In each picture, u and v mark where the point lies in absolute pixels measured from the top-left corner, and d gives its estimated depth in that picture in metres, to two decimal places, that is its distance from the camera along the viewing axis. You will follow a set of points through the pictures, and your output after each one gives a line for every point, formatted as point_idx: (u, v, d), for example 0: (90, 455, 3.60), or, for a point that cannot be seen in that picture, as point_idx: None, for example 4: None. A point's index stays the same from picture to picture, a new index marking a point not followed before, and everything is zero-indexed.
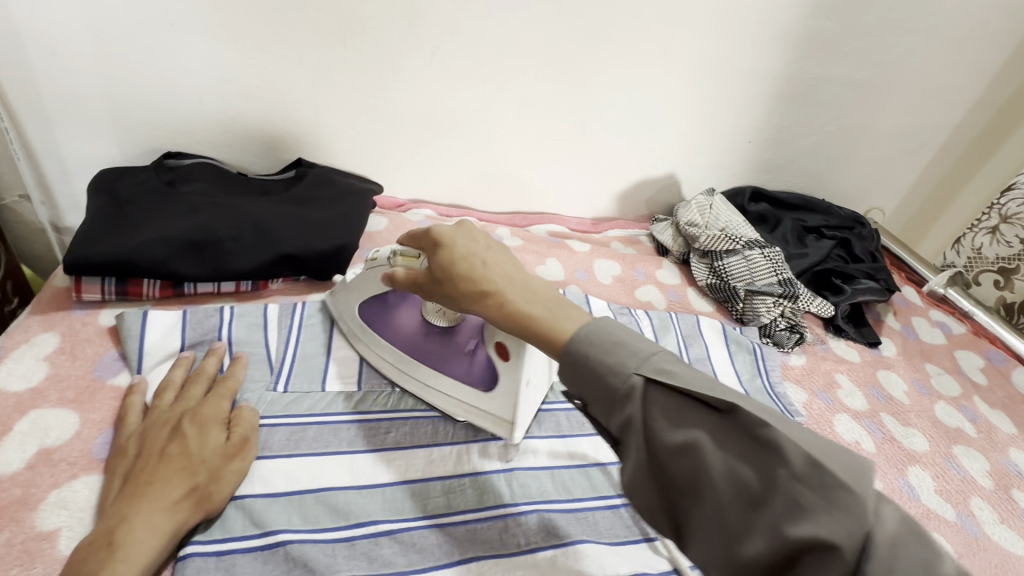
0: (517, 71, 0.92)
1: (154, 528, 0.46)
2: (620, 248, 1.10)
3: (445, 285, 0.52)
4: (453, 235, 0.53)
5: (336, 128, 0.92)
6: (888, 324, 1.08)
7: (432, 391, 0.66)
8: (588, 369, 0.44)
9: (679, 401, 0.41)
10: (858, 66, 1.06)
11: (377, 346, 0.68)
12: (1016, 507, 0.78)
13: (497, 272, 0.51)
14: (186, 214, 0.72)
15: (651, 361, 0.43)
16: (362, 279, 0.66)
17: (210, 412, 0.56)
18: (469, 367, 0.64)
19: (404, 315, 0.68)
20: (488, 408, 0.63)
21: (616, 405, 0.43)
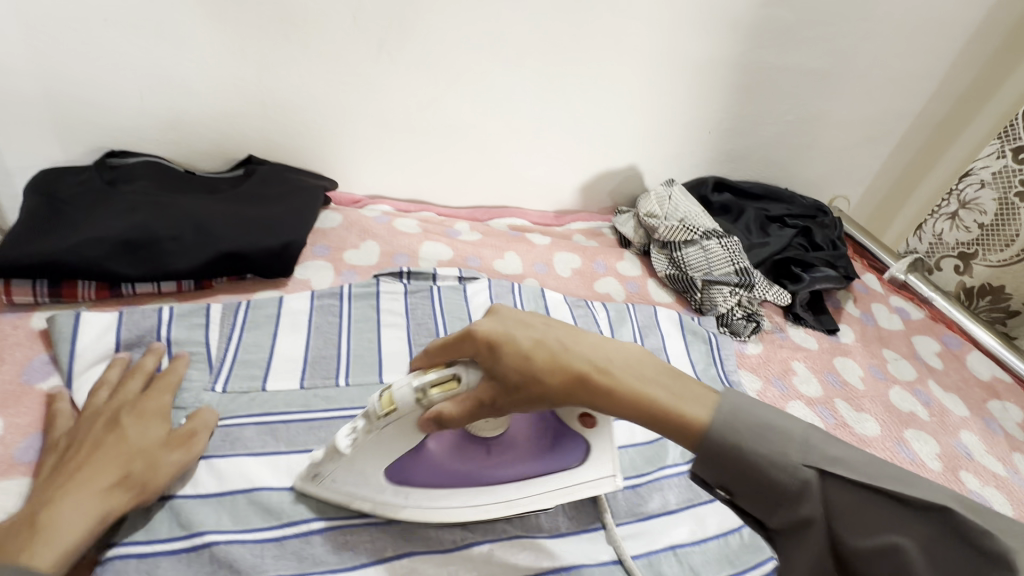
0: (468, 63, 0.91)
1: (82, 513, 0.48)
2: (581, 241, 1.09)
3: (520, 392, 0.47)
4: (505, 327, 0.49)
5: (285, 124, 0.91)
6: (848, 311, 1.08)
7: (524, 501, 0.56)
8: (751, 466, 0.44)
9: (856, 494, 0.42)
10: (812, 55, 1.06)
11: (430, 496, 0.56)
12: (962, 488, 0.79)
13: (584, 354, 0.48)
14: (124, 213, 0.71)
15: (814, 448, 0.44)
16: (377, 443, 0.52)
17: (153, 406, 0.58)
18: (544, 448, 0.58)
19: (435, 450, 0.58)
20: (581, 478, 0.57)
21: (793, 499, 0.44)
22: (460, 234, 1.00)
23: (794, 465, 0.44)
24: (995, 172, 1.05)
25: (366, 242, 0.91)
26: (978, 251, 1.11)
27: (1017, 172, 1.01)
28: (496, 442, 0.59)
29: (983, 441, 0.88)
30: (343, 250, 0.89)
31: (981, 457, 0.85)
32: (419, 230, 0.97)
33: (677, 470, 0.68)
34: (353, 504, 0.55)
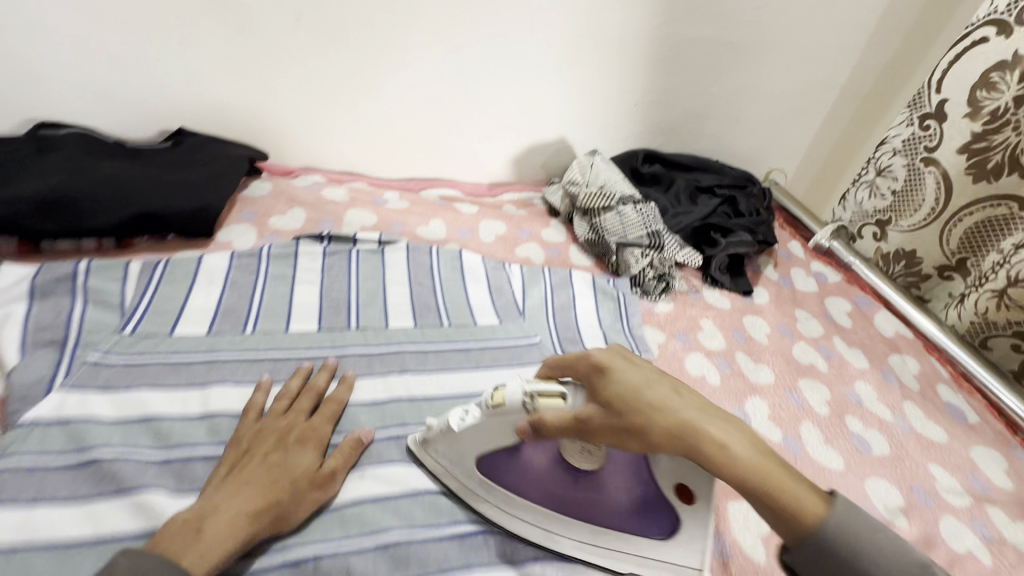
0: (387, 38, 0.94)
1: (238, 527, 0.49)
2: (512, 210, 1.14)
3: (626, 426, 0.49)
4: (622, 363, 0.53)
5: (213, 96, 0.94)
6: (766, 275, 1.13)
7: (591, 544, 0.58)
8: (854, 562, 0.45)
9: None
10: (728, 27, 1.10)
11: (512, 505, 0.59)
12: (845, 430, 0.84)
13: (684, 406, 0.50)
14: (45, 176, 0.76)
15: (925, 562, 0.45)
16: (480, 429, 0.55)
17: (312, 432, 0.60)
18: (636, 510, 0.56)
19: (534, 458, 0.59)
20: (664, 556, 0.56)
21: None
22: (387, 203, 1.05)
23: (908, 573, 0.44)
24: (905, 139, 1.09)
25: (293, 209, 0.96)
26: (892, 217, 1.15)
27: (922, 139, 1.06)
28: (584, 476, 0.58)
29: (876, 391, 0.93)
30: (269, 216, 0.94)
31: (871, 404, 0.90)
32: (347, 198, 1.02)
33: None
34: (445, 478, 0.61)
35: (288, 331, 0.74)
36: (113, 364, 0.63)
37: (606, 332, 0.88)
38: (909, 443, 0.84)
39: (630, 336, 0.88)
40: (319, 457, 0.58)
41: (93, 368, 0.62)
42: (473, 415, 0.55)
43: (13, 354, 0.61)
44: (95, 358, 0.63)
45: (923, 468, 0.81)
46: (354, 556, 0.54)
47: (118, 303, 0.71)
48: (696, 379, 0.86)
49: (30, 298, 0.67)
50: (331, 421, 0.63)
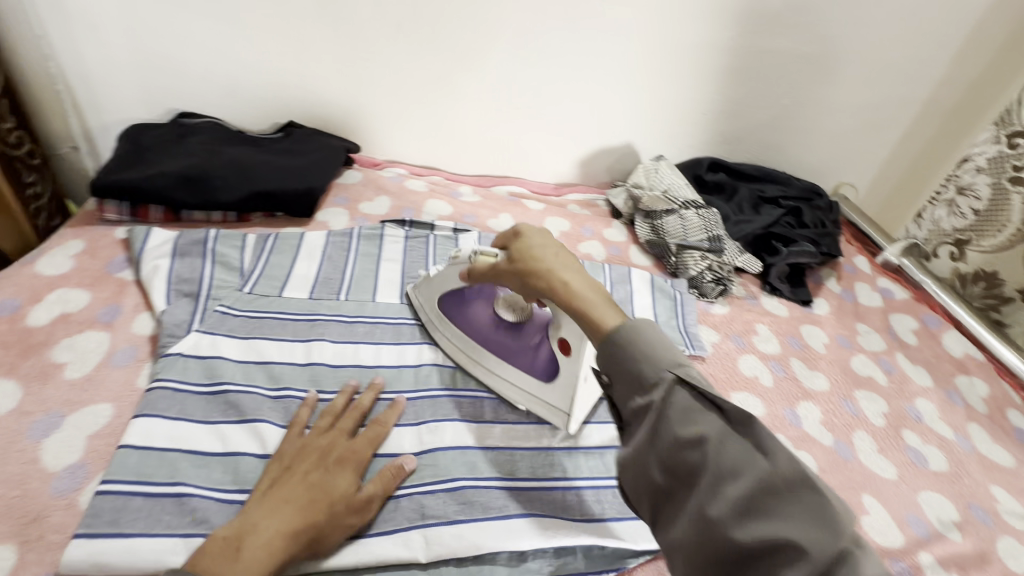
0: (476, 46, 1.04)
1: (274, 547, 0.50)
2: (576, 209, 1.20)
3: (511, 265, 0.63)
4: (537, 232, 0.66)
5: (321, 95, 1.06)
6: (828, 287, 1.13)
7: (491, 374, 0.73)
8: (623, 351, 0.50)
9: (699, 402, 0.45)
10: (803, 40, 1.13)
11: (451, 335, 0.76)
12: (901, 442, 0.83)
13: (557, 264, 0.60)
14: (187, 157, 0.90)
15: (682, 365, 0.48)
16: (444, 274, 0.74)
17: (351, 454, 0.60)
18: (532, 359, 0.71)
19: (478, 306, 0.75)
20: (544, 399, 0.70)
21: (640, 389, 0.48)
22: (462, 196, 1.14)
23: (658, 363, 0.48)
24: (991, 158, 1.07)
25: (380, 196, 1.07)
26: (972, 237, 1.12)
27: (1010, 157, 1.03)
28: (507, 325, 0.73)
29: (939, 409, 0.91)
30: (359, 202, 1.05)
31: (932, 422, 0.89)
32: (426, 189, 1.12)
33: None
34: (421, 312, 0.80)
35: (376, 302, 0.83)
36: (236, 315, 0.75)
37: (662, 327, 0.92)
38: (971, 463, 0.83)
39: (686, 334, 0.92)
40: (357, 480, 0.58)
41: (221, 317, 0.73)
42: (445, 264, 0.74)
43: (161, 301, 0.74)
44: (224, 309, 0.74)
45: (983, 488, 0.79)
46: (425, 496, 0.61)
47: (239, 267, 0.83)
48: (748, 379, 0.88)
49: (172, 255, 0.79)
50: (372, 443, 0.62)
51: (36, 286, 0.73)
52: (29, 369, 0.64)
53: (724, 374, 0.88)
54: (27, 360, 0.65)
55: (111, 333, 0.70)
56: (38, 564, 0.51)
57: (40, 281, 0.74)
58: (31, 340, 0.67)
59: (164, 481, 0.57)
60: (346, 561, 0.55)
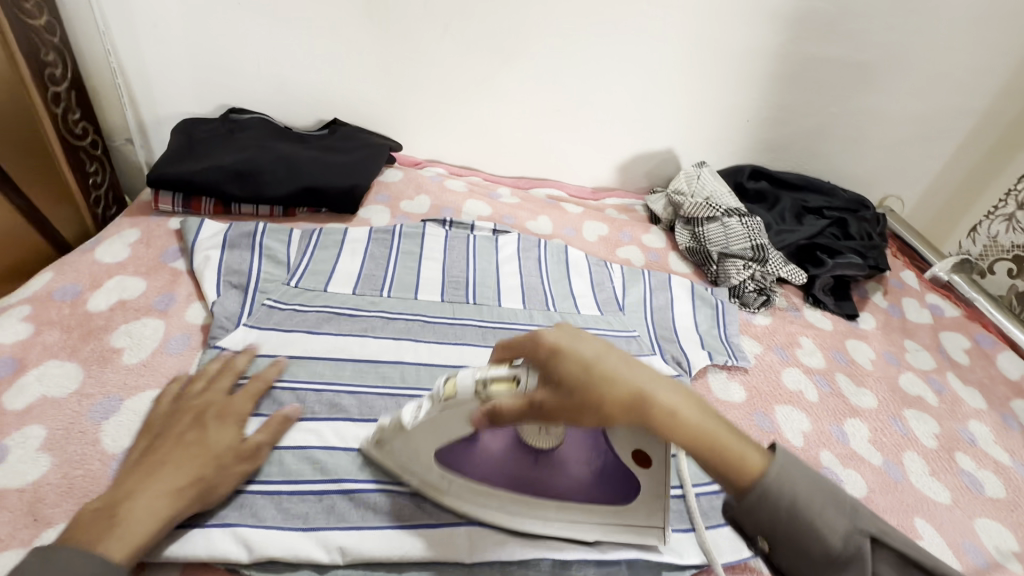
0: (521, 48, 1.04)
1: (159, 507, 0.49)
2: (613, 214, 1.19)
3: (579, 407, 0.46)
4: (567, 337, 0.49)
5: (365, 93, 1.07)
6: (873, 301, 1.09)
7: (553, 523, 0.57)
8: (796, 521, 0.46)
9: (898, 565, 0.45)
10: (855, 47, 1.10)
11: (467, 492, 0.57)
12: (955, 466, 0.80)
13: (643, 378, 0.48)
14: (240, 152, 0.92)
15: (855, 513, 0.47)
16: (436, 422, 0.52)
17: (234, 410, 0.59)
18: (595, 479, 0.57)
19: (490, 443, 0.59)
20: (628, 521, 0.57)
21: (834, 564, 0.45)
22: (501, 197, 1.14)
23: (839, 528, 0.46)
24: None
25: (420, 195, 1.07)
26: None
27: None
28: (544, 453, 0.58)
29: (994, 433, 0.87)
30: (400, 200, 1.05)
31: (987, 445, 0.85)
32: (465, 189, 1.12)
33: None
34: (406, 478, 0.58)
35: (417, 299, 0.83)
36: (282, 308, 0.75)
37: (703, 336, 0.90)
38: None
39: (729, 346, 0.89)
40: (239, 432, 0.57)
41: (267, 310, 0.74)
42: (428, 406, 0.52)
43: (212, 291, 0.75)
44: (268, 303, 0.74)
45: None
46: None
47: (283, 261, 0.83)
48: (793, 393, 0.85)
49: (222, 247, 0.81)
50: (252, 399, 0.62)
51: (95, 272, 0.76)
52: (90, 353, 0.66)
53: (768, 386, 0.85)
54: (89, 344, 0.67)
55: (165, 321, 0.72)
56: None
57: (99, 268, 0.77)
58: (92, 325, 0.69)
59: None
60: (287, 553, 0.53)
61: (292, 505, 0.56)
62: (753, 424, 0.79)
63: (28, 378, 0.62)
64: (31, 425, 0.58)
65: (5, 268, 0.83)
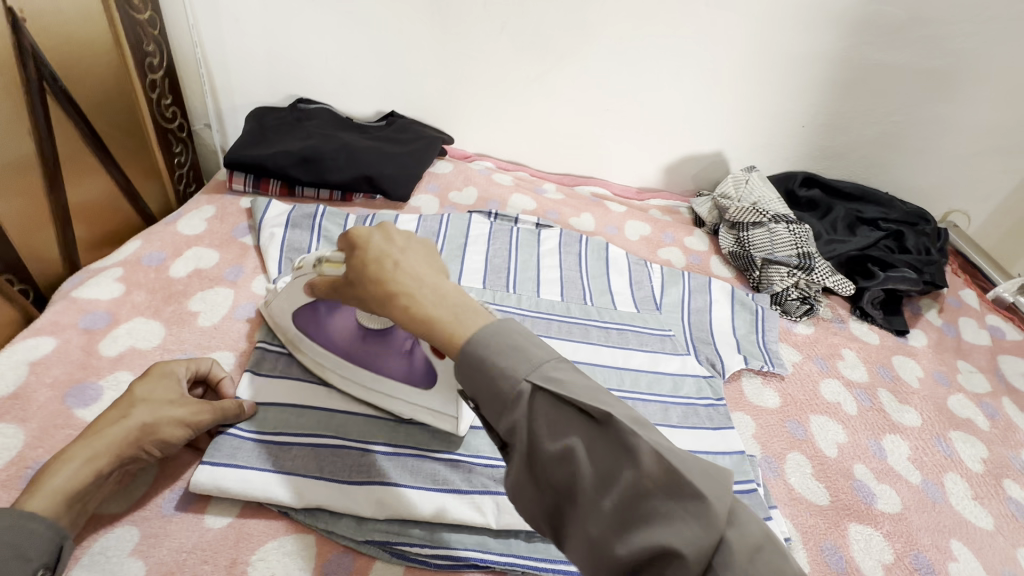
0: (575, 47, 1.06)
1: (84, 456, 0.51)
2: (656, 215, 1.19)
3: (356, 290, 0.49)
4: (371, 237, 0.49)
5: (423, 88, 1.12)
6: (927, 318, 1.05)
7: (376, 394, 0.63)
8: (478, 373, 0.41)
9: (562, 409, 0.38)
10: (925, 53, 1.06)
11: (310, 353, 0.66)
12: (1001, 493, 0.77)
13: (409, 272, 0.46)
14: (305, 139, 0.99)
15: (536, 364, 0.40)
16: (289, 285, 0.62)
17: (164, 369, 0.59)
18: (408, 365, 0.62)
19: (335, 321, 0.64)
20: (429, 405, 0.62)
21: (505, 408, 0.39)
22: (546, 192, 1.17)
23: (515, 375, 0.40)
24: None
25: (468, 186, 1.11)
26: None
27: None
28: (372, 334, 0.63)
29: None
30: (449, 191, 1.09)
31: None
32: (512, 183, 1.15)
33: (687, 400, 0.77)
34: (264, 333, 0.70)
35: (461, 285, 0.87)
36: None
37: (740, 341, 0.90)
38: None
39: (767, 352, 0.89)
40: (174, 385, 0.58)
41: None
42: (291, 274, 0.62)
43: (275, 267, 0.81)
44: None
45: None
46: (497, 470, 0.61)
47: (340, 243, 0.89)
48: (831, 404, 0.84)
49: (286, 226, 0.87)
50: (191, 364, 0.62)
51: (176, 243, 0.84)
52: (171, 313, 0.74)
53: (805, 395, 0.84)
54: (171, 305, 0.75)
55: (234, 290, 0.79)
56: (175, 477, 0.58)
57: (179, 239, 0.85)
58: (173, 289, 0.77)
59: (269, 432, 0.61)
60: (331, 501, 0.56)
61: (339, 458, 0.60)
62: (785, 430, 0.79)
63: (120, 331, 0.70)
64: (121, 371, 0.66)
65: (100, 234, 0.93)
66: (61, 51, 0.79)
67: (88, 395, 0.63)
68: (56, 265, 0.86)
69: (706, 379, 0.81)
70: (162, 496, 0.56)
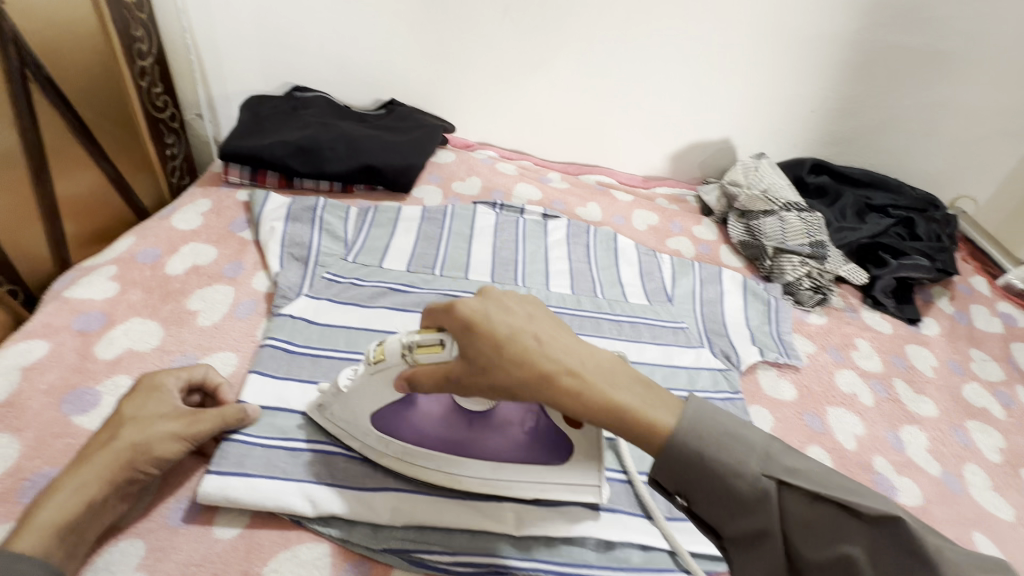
0: (580, 30, 1.02)
1: (76, 484, 0.48)
2: (664, 204, 1.17)
3: (488, 375, 0.45)
4: (489, 309, 0.47)
5: (423, 74, 1.08)
6: (938, 306, 1.04)
7: (507, 487, 0.56)
8: (707, 475, 0.43)
9: (819, 506, 0.40)
10: (938, 35, 1.04)
11: (408, 454, 0.56)
12: (1019, 482, 0.76)
13: (557, 352, 0.45)
14: (303, 129, 0.96)
15: (772, 459, 0.42)
16: (367, 383, 0.53)
17: (153, 381, 0.56)
18: (532, 440, 0.55)
19: (425, 409, 0.56)
20: (565, 480, 0.56)
21: (745, 509, 0.42)
22: (551, 182, 1.14)
23: (754, 474, 0.42)
24: None
25: (471, 176, 1.08)
26: None
27: None
28: (482, 419, 0.56)
29: None
30: (451, 181, 1.06)
31: None
32: (516, 173, 1.12)
33: (703, 394, 0.76)
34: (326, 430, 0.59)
35: (468, 278, 0.85)
36: (337, 281, 0.77)
37: (754, 332, 0.88)
38: None
39: (781, 343, 0.87)
40: (165, 399, 0.55)
41: (325, 283, 0.76)
42: (362, 369, 0.53)
43: (276, 263, 0.78)
44: (326, 277, 0.77)
45: None
46: None
47: (342, 236, 0.86)
48: (847, 396, 0.83)
49: (286, 219, 0.84)
50: (183, 373, 0.59)
51: (171, 239, 0.81)
52: (168, 313, 0.71)
53: (821, 387, 0.83)
54: (168, 304, 0.72)
55: (234, 287, 0.76)
56: (181, 486, 0.55)
57: (175, 235, 0.81)
58: (170, 287, 0.74)
59: (276, 436, 0.58)
60: (344, 508, 0.54)
61: (355, 463, 0.58)
62: (803, 424, 0.77)
63: (116, 332, 0.67)
64: (120, 374, 0.63)
65: (91, 231, 0.89)
66: (41, 35, 0.74)
67: (86, 401, 0.60)
68: (46, 263, 0.82)
69: (722, 372, 0.79)
70: (168, 506, 0.54)
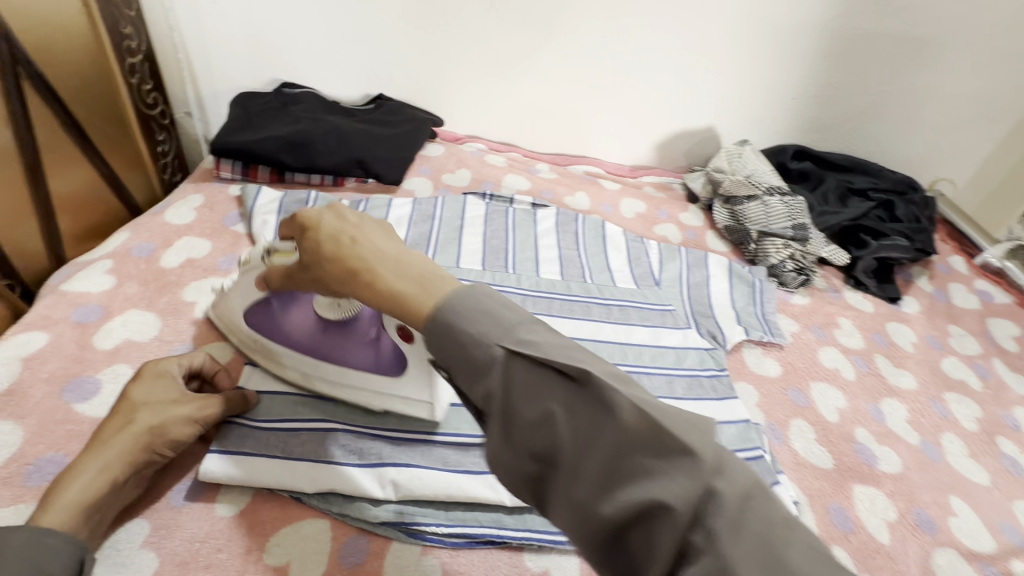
0: (564, 23, 1.04)
1: (96, 467, 0.49)
2: (651, 191, 1.19)
3: (315, 274, 0.45)
4: (321, 213, 0.46)
5: (410, 68, 1.10)
6: (918, 285, 1.07)
7: (344, 390, 0.61)
8: (448, 343, 0.36)
9: (544, 372, 0.34)
10: (912, 22, 1.07)
11: (276, 355, 0.63)
12: (994, 449, 0.79)
13: (368, 245, 0.43)
14: (293, 124, 0.97)
15: (510, 327, 0.36)
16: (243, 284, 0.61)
17: (158, 368, 0.58)
18: (376, 354, 0.60)
19: (292, 318, 0.61)
20: (399, 393, 0.60)
21: (477, 376, 0.36)
22: (539, 172, 1.16)
23: (487, 340, 0.35)
24: None
25: (461, 169, 1.10)
26: None
27: None
28: (333, 326, 0.60)
29: None
30: (441, 173, 1.08)
31: None
32: (505, 164, 1.14)
33: (691, 372, 0.78)
34: (231, 336, 0.67)
35: (459, 267, 0.87)
36: None
37: (739, 313, 0.91)
38: None
39: (766, 322, 0.90)
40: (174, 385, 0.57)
41: None
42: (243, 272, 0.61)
43: None
44: None
45: None
46: None
47: None
48: (830, 371, 0.85)
49: (279, 213, 0.85)
50: (185, 360, 0.60)
51: (166, 233, 0.82)
52: (166, 304, 0.72)
53: (805, 363, 0.86)
54: (165, 295, 0.73)
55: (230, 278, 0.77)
56: (187, 469, 0.57)
57: (169, 229, 0.83)
58: (167, 280, 0.75)
59: (278, 418, 0.60)
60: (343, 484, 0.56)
61: (348, 442, 0.59)
62: (787, 398, 0.80)
63: (114, 323, 0.68)
64: (119, 364, 0.64)
65: (85, 227, 0.90)
66: (30, 34, 0.75)
67: (87, 389, 0.61)
68: (41, 259, 0.83)
69: (709, 351, 0.81)
70: (172, 487, 0.55)
